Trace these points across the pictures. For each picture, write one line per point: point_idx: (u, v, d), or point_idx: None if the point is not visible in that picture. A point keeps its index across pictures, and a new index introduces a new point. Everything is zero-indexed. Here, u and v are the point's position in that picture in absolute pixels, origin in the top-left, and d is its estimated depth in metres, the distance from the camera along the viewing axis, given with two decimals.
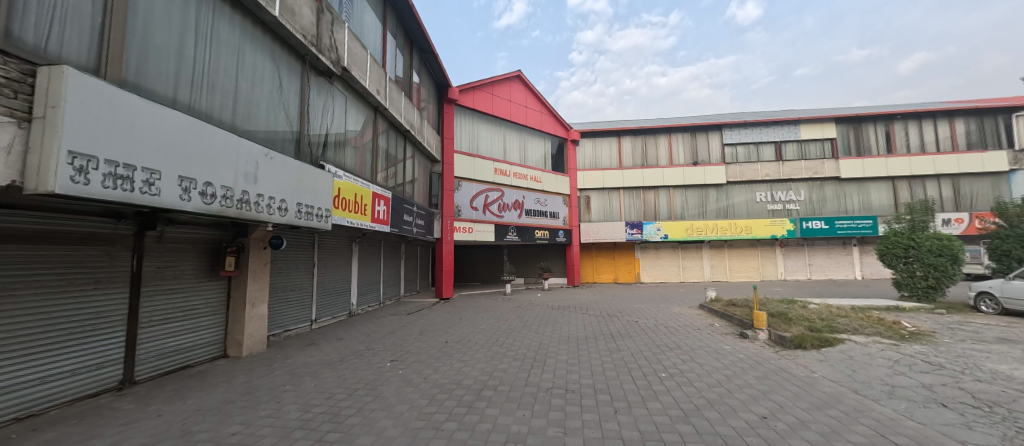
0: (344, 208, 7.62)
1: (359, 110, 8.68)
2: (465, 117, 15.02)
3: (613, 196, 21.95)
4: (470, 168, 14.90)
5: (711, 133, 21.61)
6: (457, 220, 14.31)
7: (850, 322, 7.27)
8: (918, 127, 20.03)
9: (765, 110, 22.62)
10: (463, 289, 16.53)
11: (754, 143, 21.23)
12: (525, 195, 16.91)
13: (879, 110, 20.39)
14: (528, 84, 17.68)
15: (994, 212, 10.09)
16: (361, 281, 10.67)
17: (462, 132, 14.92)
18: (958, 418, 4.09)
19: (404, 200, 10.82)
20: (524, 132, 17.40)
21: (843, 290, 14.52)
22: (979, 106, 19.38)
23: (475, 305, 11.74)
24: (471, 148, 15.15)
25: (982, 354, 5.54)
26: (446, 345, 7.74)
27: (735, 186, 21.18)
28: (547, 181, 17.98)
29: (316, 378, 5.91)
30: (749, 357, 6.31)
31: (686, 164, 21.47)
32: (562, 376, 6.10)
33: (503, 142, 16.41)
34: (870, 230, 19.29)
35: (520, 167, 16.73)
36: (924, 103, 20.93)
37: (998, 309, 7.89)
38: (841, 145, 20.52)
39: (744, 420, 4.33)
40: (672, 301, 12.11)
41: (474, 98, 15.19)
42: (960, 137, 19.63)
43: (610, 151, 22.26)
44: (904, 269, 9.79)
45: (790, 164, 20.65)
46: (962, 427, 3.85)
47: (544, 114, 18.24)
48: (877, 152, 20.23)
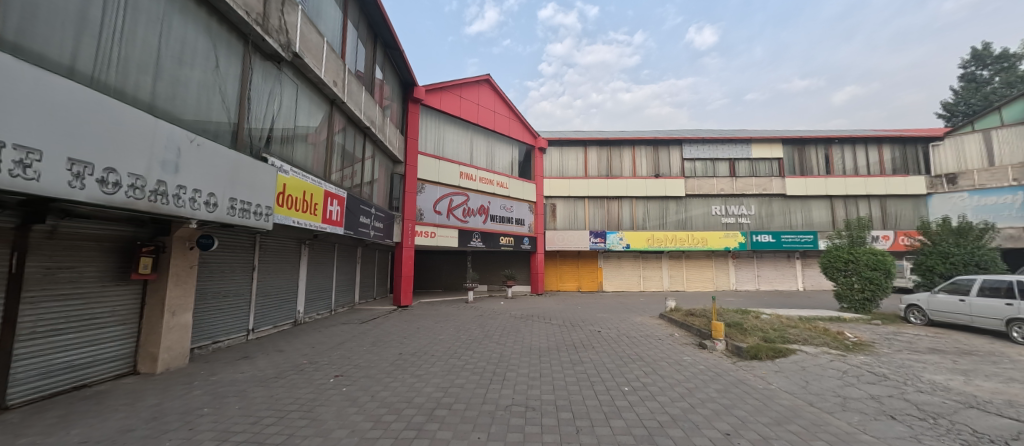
0: (289, 206, 6.88)
1: (312, 103, 8.07)
2: (431, 118, 14.64)
3: (578, 206, 22.17)
4: (435, 171, 14.40)
5: (673, 147, 22.69)
6: (419, 225, 13.70)
7: (800, 332, 7.48)
8: (852, 151, 22.19)
9: (721, 131, 24.15)
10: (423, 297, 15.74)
11: (711, 160, 22.51)
12: (491, 201, 16.64)
13: (819, 134, 22.40)
14: (497, 90, 17.69)
15: (920, 231, 11.11)
16: (309, 287, 9.73)
17: (428, 135, 14.47)
18: (909, 430, 4.19)
19: (362, 200, 10.13)
20: (492, 138, 17.25)
21: (789, 301, 15.39)
22: (902, 135, 21.81)
23: (436, 313, 11.12)
24: (437, 152, 14.69)
25: (919, 364, 5.82)
26: (399, 358, 7.07)
27: (694, 199, 22.19)
28: (513, 188, 17.84)
29: (245, 399, 5.07)
30: (709, 369, 6.25)
31: (649, 176, 22.33)
32: (522, 392, 5.69)
33: (471, 148, 16.13)
34: (812, 245, 20.85)
35: (487, 172, 16.51)
36: (857, 129, 23.26)
37: (925, 320, 8.49)
38: (787, 164, 22.23)
39: (710, 438, 4.19)
40: (633, 310, 12.14)
41: (440, 100, 14.87)
42: (887, 162, 21.93)
43: (577, 161, 22.62)
44: (843, 282, 10.45)
45: (742, 181, 22.05)
46: (911, 439, 4.02)
47: (512, 121, 18.27)
48: (818, 171, 22.13)
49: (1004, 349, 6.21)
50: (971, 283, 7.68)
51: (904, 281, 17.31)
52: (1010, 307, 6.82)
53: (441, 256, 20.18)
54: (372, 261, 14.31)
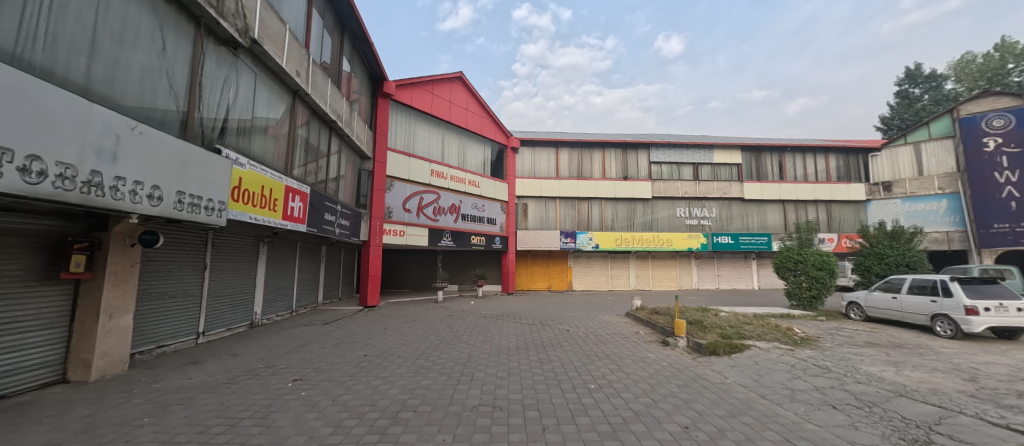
0: (246, 201, 6.49)
1: (272, 93, 7.67)
2: (401, 114, 14.32)
3: (549, 206, 22.39)
4: (405, 168, 14.10)
5: (641, 151, 23.43)
6: (388, 223, 13.34)
7: (755, 329, 7.91)
8: (803, 159, 23.79)
9: (686, 136, 25.19)
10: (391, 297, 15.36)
11: (677, 164, 23.43)
12: (462, 199, 16.52)
13: (773, 142, 23.85)
14: (470, 88, 17.56)
15: (860, 234, 12.05)
16: (268, 287, 9.22)
17: (398, 131, 14.14)
18: (848, 418, 4.52)
19: (327, 197, 9.74)
20: (464, 136, 17.12)
21: (745, 300, 16.29)
22: (846, 145, 23.61)
23: (404, 313, 10.87)
24: (407, 149, 14.38)
25: (858, 357, 6.30)
26: (363, 360, 6.83)
27: (661, 201, 23.01)
28: (485, 188, 17.80)
29: (192, 407, 4.71)
30: (670, 365, 6.47)
31: (618, 178, 22.91)
32: (489, 392, 5.65)
33: (442, 146, 15.91)
34: (766, 246, 22.20)
35: (459, 171, 16.36)
36: (808, 139, 24.95)
37: (863, 315, 9.20)
38: (745, 170, 23.51)
39: (670, 431, 4.36)
40: (601, 309, 12.39)
41: (412, 96, 14.59)
42: (833, 170, 23.66)
43: (548, 162, 22.81)
44: (793, 281, 11.14)
45: (704, 184, 23.08)
46: (850, 427, 4.34)
47: (484, 120, 18.22)
48: (773, 177, 23.56)
49: (928, 342, 6.84)
50: (902, 282, 8.43)
51: (845, 280, 18.77)
52: (934, 303, 7.45)
53: (412, 255, 19.78)
54: (337, 260, 13.80)
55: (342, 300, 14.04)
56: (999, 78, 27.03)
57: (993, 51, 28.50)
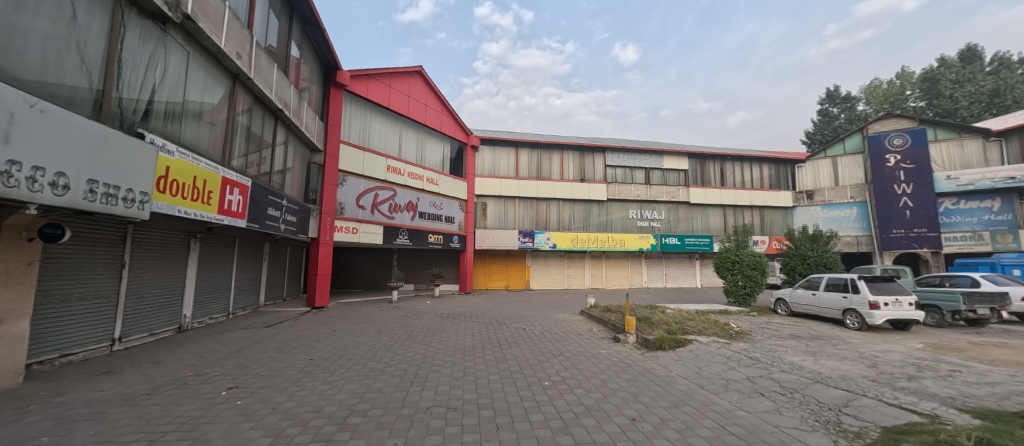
0: (175, 193, 5.89)
1: (207, 76, 7.01)
2: (356, 106, 13.73)
3: (508, 206, 22.46)
4: (359, 162, 13.54)
5: (598, 154, 24.25)
6: (339, 220, 12.73)
7: (696, 324, 8.46)
8: (741, 168, 25.84)
9: (640, 142, 26.47)
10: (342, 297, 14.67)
11: (631, 168, 24.54)
12: (420, 197, 16.19)
13: (716, 151, 25.68)
14: (429, 83, 17.21)
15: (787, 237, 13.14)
16: (199, 287, 8.42)
17: (352, 123, 13.52)
18: (774, 404, 4.96)
19: (271, 191, 9.10)
20: (423, 133, 16.77)
21: (690, 297, 17.42)
22: (777, 156, 25.96)
23: (356, 313, 10.42)
24: (362, 143, 13.79)
25: (783, 348, 6.94)
26: (308, 365, 6.44)
27: (615, 203, 23.94)
28: (444, 185, 17.56)
29: (104, 422, 4.17)
30: (620, 360, 6.74)
31: (575, 180, 23.51)
32: (443, 393, 5.56)
33: (400, 141, 15.44)
34: (708, 247, 23.91)
35: (417, 168, 15.99)
36: (746, 149, 27.13)
37: (788, 311, 10.17)
38: (691, 175, 25.15)
39: (619, 424, 4.54)
40: (556, 307, 12.65)
41: (368, 88, 14.03)
42: (767, 178, 25.90)
43: (508, 162, 22.80)
44: (730, 279, 12.05)
45: (655, 188, 24.35)
46: (775, 412, 4.76)
47: (444, 116, 17.95)
48: (715, 183, 25.38)
49: (840, 334, 7.68)
50: (820, 280, 9.39)
51: (774, 278, 20.69)
52: (845, 299, 8.38)
53: (368, 254, 19.07)
54: (283, 258, 12.93)
55: (286, 301, 13.17)
56: (900, 103, 31.15)
57: (895, 79, 32.76)
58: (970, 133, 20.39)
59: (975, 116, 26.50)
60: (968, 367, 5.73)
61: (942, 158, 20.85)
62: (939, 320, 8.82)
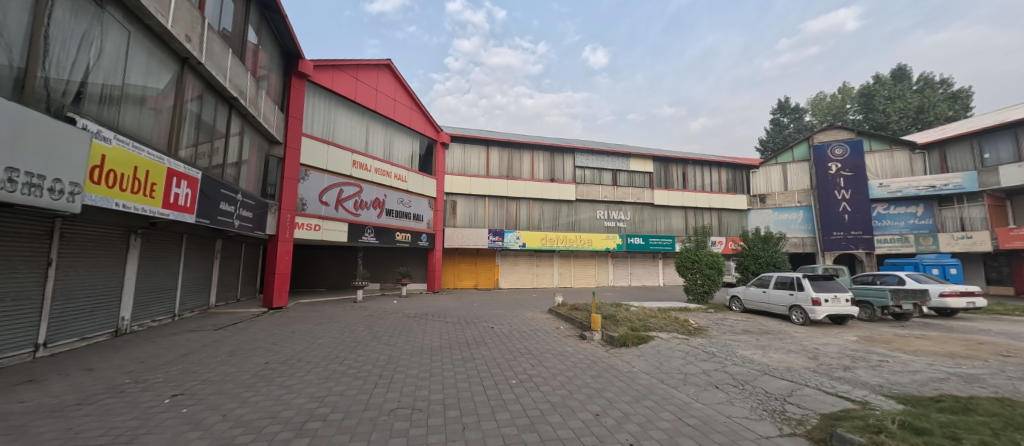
0: (114, 185, 5.38)
1: (150, 58, 6.45)
2: (319, 98, 13.16)
3: (478, 204, 22.35)
4: (323, 156, 13.00)
5: (567, 155, 24.63)
6: (300, 216, 12.18)
7: (658, 321, 8.79)
8: (701, 171, 27.13)
9: (608, 144, 27.18)
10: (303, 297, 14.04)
11: (599, 169, 25.12)
12: (388, 194, 15.80)
13: (678, 155, 26.82)
14: (398, 77, 16.77)
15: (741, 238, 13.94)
16: (140, 287, 7.77)
17: (315, 116, 12.95)
18: (726, 396, 5.25)
19: (224, 184, 8.55)
20: (391, 128, 16.34)
21: (653, 295, 18.10)
22: (734, 162, 27.49)
23: (318, 314, 10.02)
24: (326, 136, 13.24)
25: (736, 342, 7.36)
26: (263, 369, 6.10)
27: (583, 204, 24.42)
28: (413, 182, 17.23)
29: (23, 437, 3.75)
30: (586, 357, 6.88)
31: (545, 180, 23.76)
32: (409, 394, 5.45)
33: (367, 136, 14.97)
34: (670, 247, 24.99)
35: (385, 164, 15.59)
36: (707, 154, 28.52)
37: (742, 307, 10.80)
38: (655, 178, 26.14)
39: (583, 419, 4.64)
40: (524, 306, 12.75)
41: (332, 79, 13.49)
42: (725, 182, 27.39)
43: (479, 160, 22.61)
44: (690, 278, 12.60)
45: (622, 189, 25.08)
46: (728, 403, 5.04)
47: (414, 112, 17.60)
48: (678, 186, 26.53)
49: (786, 328, 8.23)
50: (770, 278, 10.03)
51: (730, 277, 21.95)
52: (792, 296, 9.00)
53: (333, 251, 18.43)
54: (237, 256, 12.18)
55: (241, 301, 12.43)
56: (841, 115, 33.92)
57: (837, 93, 35.58)
58: (899, 146, 22.44)
59: (903, 130, 29.02)
60: (894, 357, 6.32)
61: (876, 167, 22.86)
62: (871, 315, 9.59)
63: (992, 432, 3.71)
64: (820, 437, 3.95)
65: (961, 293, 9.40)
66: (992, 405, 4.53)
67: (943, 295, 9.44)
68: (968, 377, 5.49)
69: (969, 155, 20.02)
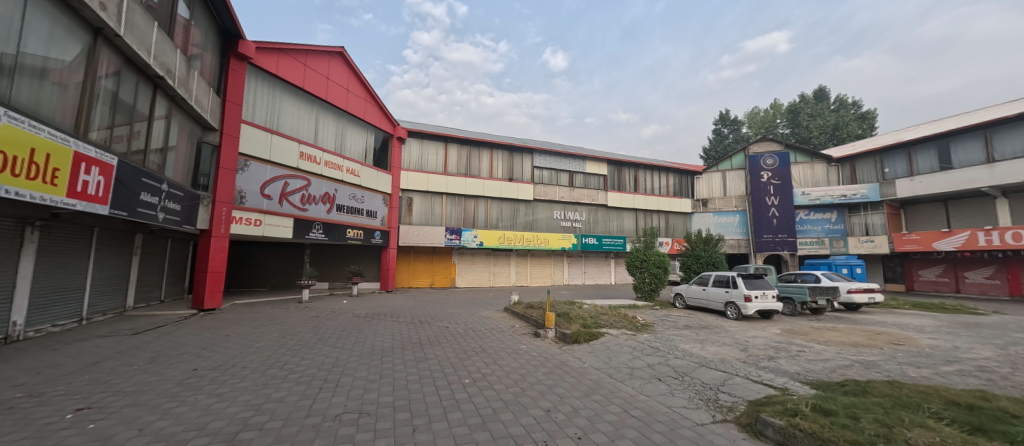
0: (6, 169, 4.61)
1: (55, 24, 5.59)
2: (262, 83, 12.21)
3: (435, 202, 21.89)
4: (265, 146, 12.09)
5: (526, 155, 24.87)
6: (238, 210, 11.26)
7: (608, 319, 9.16)
8: (651, 175, 28.62)
9: (565, 146, 27.86)
10: (240, 298, 13.00)
11: (556, 170, 25.69)
12: (338, 188, 15.06)
13: (631, 159, 28.07)
14: (352, 66, 16.02)
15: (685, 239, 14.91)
16: (38, 288, 6.76)
17: (257, 102, 12.03)
18: (667, 388, 5.58)
19: (145, 172, 7.69)
20: (344, 119, 15.59)
21: (604, 293, 18.93)
22: (680, 167, 29.30)
23: (257, 315, 9.34)
24: (269, 124, 12.34)
25: (679, 337, 7.86)
26: (190, 376, 5.57)
27: (541, 204, 24.85)
28: (366, 177, 16.56)
29: None
30: (540, 355, 7.01)
31: (504, 179, 23.80)
32: (357, 398, 5.24)
33: (316, 127, 14.16)
34: (621, 247, 26.21)
35: (336, 157, 14.85)
36: (658, 159, 30.10)
37: (684, 304, 11.54)
38: (609, 180, 27.23)
39: (535, 415, 4.73)
40: (481, 305, 12.72)
41: (277, 64, 12.58)
42: (672, 186, 29.15)
43: (437, 156, 22.14)
44: (639, 276, 13.28)
45: (578, 191, 25.85)
46: (669, 394, 5.37)
47: (368, 104, 16.92)
48: (630, 188, 27.82)
49: (722, 323, 8.92)
50: (709, 277, 10.79)
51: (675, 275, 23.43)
52: (727, 293, 9.77)
53: (278, 248, 17.30)
54: (160, 252, 10.97)
55: (165, 303, 11.23)
56: (771, 128, 37.44)
57: (770, 108, 39.09)
58: (820, 159, 25.16)
59: (820, 145, 32.79)
60: (810, 347, 7.07)
61: (800, 177, 25.44)
62: (793, 310, 10.64)
63: (884, 410, 4.27)
64: (747, 422, 4.32)
65: (865, 289, 10.71)
66: (885, 387, 5.22)
67: (850, 291, 10.73)
68: (868, 363, 6.28)
69: (874, 169, 22.85)
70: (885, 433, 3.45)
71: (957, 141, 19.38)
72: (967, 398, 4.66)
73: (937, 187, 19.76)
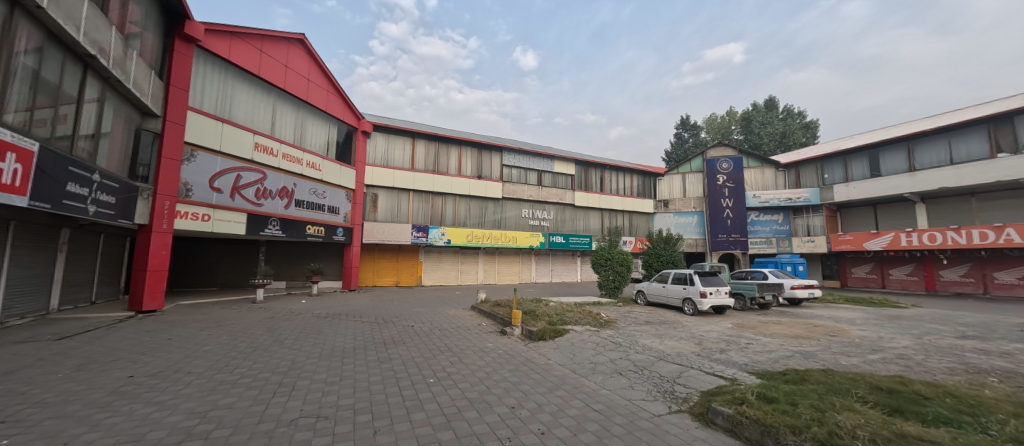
0: None
1: None
2: (211, 68, 11.40)
3: (401, 198, 21.37)
4: (215, 136, 11.30)
5: (496, 153, 24.83)
6: (183, 204, 10.45)
7: (573, 315, 9.40)
8: (617, 176, 29.49)
9: (534, 145, 28.11)
10: (186, 298, 12.11)
11: (525, 169, 25.85)
12: (297, 183, 14.37)
13: (598, 159, 28.76)
14: (314, 55, 15.30)
15: (647, 238, 15.54)
16: None
17: (206, 88, 11.21)
18: (627, 381, 5.80)
19: (72, 160, 6.96)
20: (304, 110, 14.89)
21: (570, 290, 19.36)
22: (643, 169, 30.39)
23: (206, 316, 8.74)
24: (219, 112, 11.54)
25: (639, 332, 8.18)
26: (125, 384, 5.12)
27: (510, 202, 24.94)
28: (328, 172, 15.92)
29: None
30: (505, 352, 7.06)
31: (472, 176, 23.64)
32: (314, 401, 5.05)
33: (273, 117, 13.42)
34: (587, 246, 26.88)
35: (296, 149, 14.16)
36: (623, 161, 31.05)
37: (645, 300, 12.03)
38: (577, 180, 27.80)
39: (500, 413, 4.76)
40: (447, 303, 12.60)
41: (229, 48, 11.77)
42: (636, 187, 30.21)
43: (403, 152, 21.59)
44: (603, 274, 13.67)
45: (546, 190, 26.19)
46: (629, 387, 5.58)
47: (331, 96, 16.25)
48: (596, 188, 28.53)
49: (679, 319, 9.36)
50: (668, 275, 11.32)
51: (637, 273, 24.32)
52: (685, 290, 10.27)
53: (228, 245, 16.30)
54: (90, 249, 9.98)
55: (97, 305, 10.25)
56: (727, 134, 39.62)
57: (726, 115, 41.33)
58: (769, 164, 26.91)
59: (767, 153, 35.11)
60: (757, 339, 7.59)
61: (752, 181, 27.10)
62: (743, 305, 11.36)
63: (819, 396, 4.66)
64: (700, 412, 4.57)
65: (805, 285, 11.65)
66: (820, 375, 5.71)
67: (793, 287, 11.65)
68: (807, 353, 6.83)
69: (816, 175, 24.81)
70: (819, 417, 3.75)
71: (886, 151, 21.43)
72: (888, 382, 5.19)
73: (868, 192, 21.74)
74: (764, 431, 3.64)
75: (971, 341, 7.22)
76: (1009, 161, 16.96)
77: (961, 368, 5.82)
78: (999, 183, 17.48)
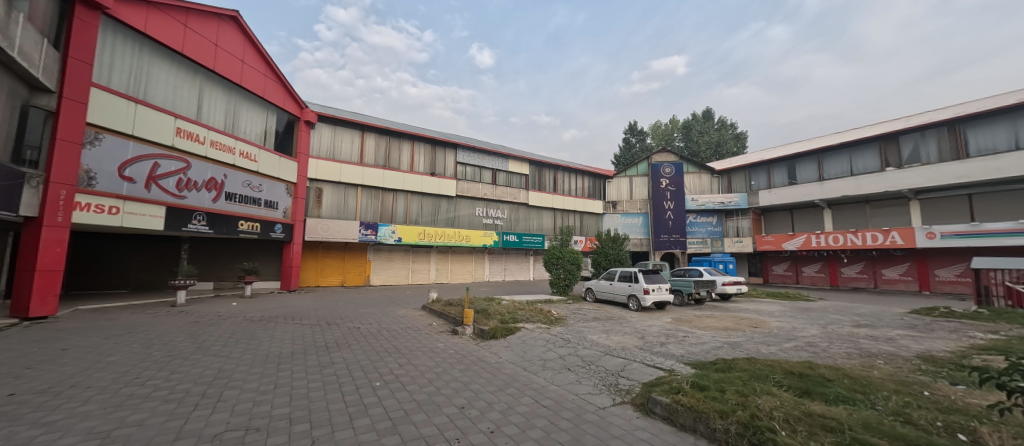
0: None
1: None
2: (122, 42, 10.07)
3: (349, 194, 20.35)
4: (127, 118, 10.01)
5: (450, 150, 24.43)
6: (84, 194, 9.12)
7: (524, 313, 9.55)
8: (569, 177, 30.37)
9: (489, 144, 28.14)
10: (90, 302, 10.61)
11: (479, 167, 25.79)
12: (228, 174, 13.17)
13: (551, 161, 29.42)
14: (250, 35, 14.07)
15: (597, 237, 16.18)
16: None
17: (115, 63, 9.89)
18: (575, 376, 6.00)
19: None
20: (237, 95, 13.67)
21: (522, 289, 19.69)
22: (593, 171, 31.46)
23: (114, 322, 7.73)
24: (132, 92, 10.25)
25: (586, 328, 8.51)
26: (3, 404, 4.37)
27: (463, 200, 24.73)
28: (265, 163, 14.76)
29: None
30: (456, 352, 7.00)
31: (426, 173, 23.10)
32: (244, 412, 4.66)
33: (198, 100, 12.17)
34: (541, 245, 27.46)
35: (226, 137, 12.97)
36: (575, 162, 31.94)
37: (594, 298, 12.53)
38: (531, 180, 28.29)
39: (449, 414, 4.70)
40: (397, 303, 12.23)
41: (145, 20, 10.47)
42: (586, 188, 31.26)
43: (351, 145, 20.57)
44: (554, 272, 14.03)
45: (501, 189, 26.35)
46: (576, 382, 5.78)
47: (269, 80, 15.04)
48: (549, 189, 29.20)
49: (625, 314, 9.88)
50: (615, 273, 11.89)
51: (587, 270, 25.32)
52: (630, 287, 10.84)
53: (143, 242, 14.55)
54: None
55: None
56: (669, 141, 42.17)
57: (669, 123, 44.11)
58: (706, 171, 29.13)
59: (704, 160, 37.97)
60: (692, 332, 8.20)
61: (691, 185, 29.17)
62: (682, 300, 12.23)
63: (743, 383, 5.15)
64: (641, 402, 4.84)
65: (733, 282, 12.81)
66: (745, 363, 6.30)
67: (724, 283, 12.74)
68: (734, 344, 7.50)
69: (745, 181, 27.29)
70: (742, 401, 4.15)
71: (803, 162, 24.11)
72: (800, 367, 5.87)
73: (788, 198, 24.33)
74: (696, 417, 3.95)
75: (864, 329, 8.39)
76: (896, 174, 19.80)
77: (856, 353, 6.72)
78: (889, 193, 20.32)
